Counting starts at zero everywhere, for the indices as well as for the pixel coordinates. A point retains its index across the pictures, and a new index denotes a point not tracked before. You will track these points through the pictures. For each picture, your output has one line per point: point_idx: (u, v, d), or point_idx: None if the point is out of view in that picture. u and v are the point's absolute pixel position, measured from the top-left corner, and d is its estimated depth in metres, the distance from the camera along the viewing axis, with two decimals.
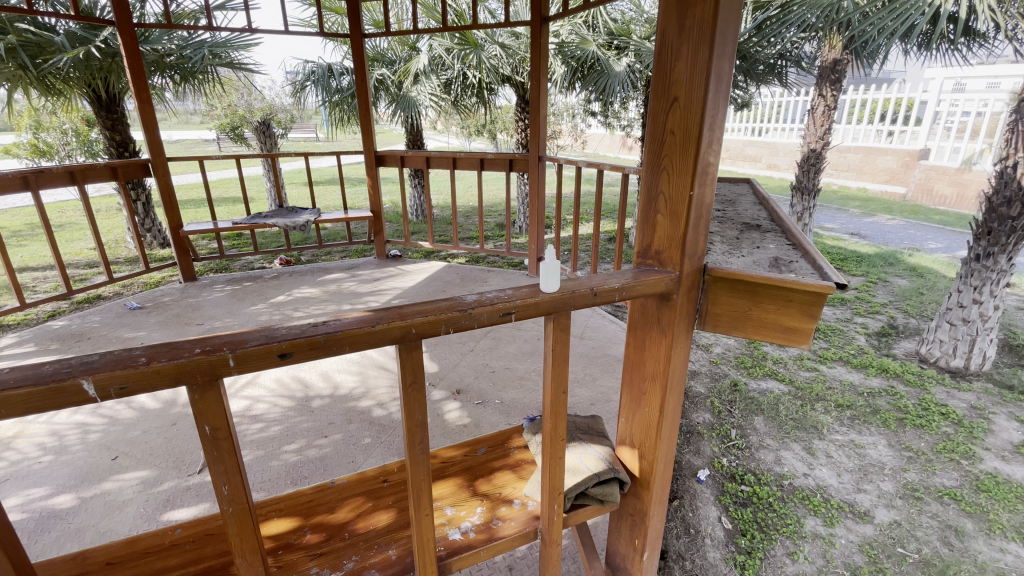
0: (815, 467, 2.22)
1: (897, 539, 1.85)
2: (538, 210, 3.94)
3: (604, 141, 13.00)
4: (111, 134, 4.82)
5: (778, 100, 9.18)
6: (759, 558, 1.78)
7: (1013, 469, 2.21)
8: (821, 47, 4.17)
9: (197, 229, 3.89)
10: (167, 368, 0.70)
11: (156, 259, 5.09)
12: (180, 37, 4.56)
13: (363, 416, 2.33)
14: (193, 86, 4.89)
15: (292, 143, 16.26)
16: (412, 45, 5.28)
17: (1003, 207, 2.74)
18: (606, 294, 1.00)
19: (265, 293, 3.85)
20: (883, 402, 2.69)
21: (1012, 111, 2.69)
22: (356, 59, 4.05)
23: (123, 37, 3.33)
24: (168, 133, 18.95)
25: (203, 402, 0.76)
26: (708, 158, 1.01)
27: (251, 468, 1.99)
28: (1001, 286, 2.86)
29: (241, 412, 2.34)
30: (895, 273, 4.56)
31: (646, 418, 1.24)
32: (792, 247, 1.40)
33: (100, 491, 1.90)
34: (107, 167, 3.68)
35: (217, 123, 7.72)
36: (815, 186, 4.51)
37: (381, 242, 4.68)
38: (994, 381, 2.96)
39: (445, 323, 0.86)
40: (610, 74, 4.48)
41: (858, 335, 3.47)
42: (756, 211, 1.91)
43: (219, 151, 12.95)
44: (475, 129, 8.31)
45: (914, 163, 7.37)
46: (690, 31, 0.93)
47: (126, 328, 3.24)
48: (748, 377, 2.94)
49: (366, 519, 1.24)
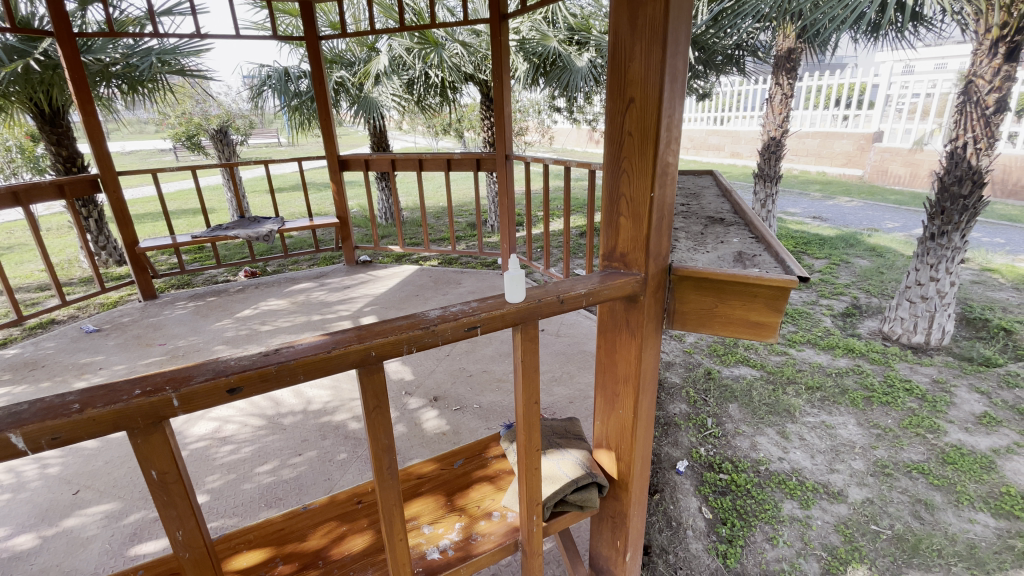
0: (789, 450, 2.26)
1: (870, 516, 1.90)
2: (507, 209, 3.89)
3: (571, 136, 13.11)
4: (57, 149, 4.58)
5: (739, 89, 9.34)
6: (739, 546, 1.80)
7: (975, 441, 2.29)
8: (775, 37, 4.24)
9: (155, 245, 3.72)
10: (103, 414, 0.65)
11: (112, 278, 4.87)
12: (125, 45, 4.34)
13: (338, 431, 2.27)
14: (143, 96, 4.68)
15: (252, 150, 15.77)
16: (371, 45, 5.14)
17: (955, 187, 2.85)
18: (573, 300, 0.98)
19: (231, 307, 3.72)
20: (850, 381, 2.77)
21: (960, 93, 2.78)
22: (313, 62, 3.92)
23: (62, 47, 3.14)
24: (122, 145, 18.25)
25: (147, 445, 0.71)
26: (667, 158, 1.00)
27: (222, 493, 1.92)
28: (956, 262, 2.97)
29: (210, 435, 2.26)
30: (856, 254, 4.71)
31: (620, 420, 1.23)
32: (755, 240, 1.42)
33: (61, 529, 1.80)
34: (53, 185, 3.46)
35: (172, 132, 7.43)
36: (775, 173, 4.60)
37: (349, 248, 4.57)
38: (953, 355, 3.07)
39: (407, 343, 0.83)
40: (572, 70, 4.49)
41: (824, 317, 3.56)
42: (720, 204, 1.94)
43: (176, 160, 12.55)
44: (441, 128, 8.20)
45: (869, 145, 7.67)
46: (642, 30, 0.92)
47: (83, 353, 3.09)
48: (721, 365, 2.99)
49: (340, 544, 1.20)
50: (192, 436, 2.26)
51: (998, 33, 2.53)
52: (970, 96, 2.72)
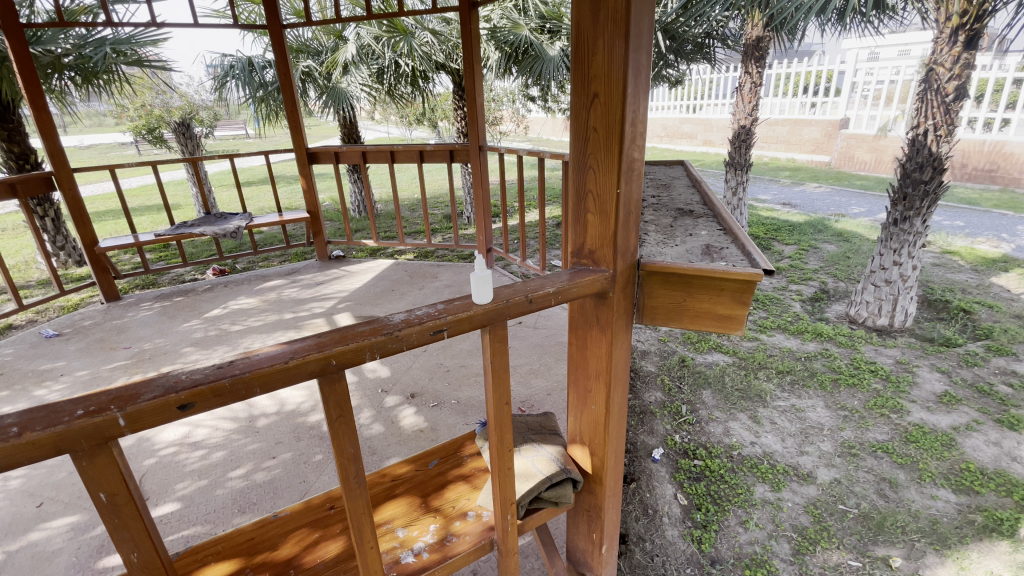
0: (761, 435, 2.32)
1: (838, 496, 1.97)
2: (483, 200, 3.85)
3: (546, 125, 13.12)
4: (9, 146, 4.35)
5: (709, 76, 9.43)
6: (713, 530, 1.84)
7: (937, 419, 2.38)
8: (744, 25, 4.26)
9: (116, 244, 3.56)
10: (44, 438, 0.62)
11: (72, 279, 4.68)
12: (77, 34, 4.12)
13: (313, 431, 2.23)
14: (98, 87, 4.46)
15: (217, 144, 15.23)
16: (338, 33, 4.99)
17: (917, 172, 2.93)
18: (541, 299, 0.97)
19: (199, 307, 3.61)
20: (819, 364, 2.85)
21: (922, 80, 2.85)
22: (278, 52, 3.78)
23: (9, 39, 2.96)
24: (81, 139, 17.69)
25: (93, 468, 0.68)
26: (633, 154, 0.99)
27: (193, 499, 1.87)
28: (918, 246, 3.07)
29: (180, 441, 2.19)
30: (824, 239, 4.83)
31: (593, 416, 1.23)
32: (723, 232, 1.44)
33: (25, 543, 1.73)
34: (4, 184, 3.27)
35: (130, 125, 7.09)
36: (746, 161, 4.65)
37: (321, 243, 4.46)
38: (915, 336, 3.18)
39: (369, 349, 0.81)
40: (545, 59, 4.46)
41: (793, 302, 3.65)
42: (689, 195, 1.96)
43: (137, 154, 12.11)
44: (414, 118, 8.06)
45: (836, 132, 7.84)
46: (604, 24, 0.90)
47: (43, 359, 2.96)
48: (694, 352, 3.04)
49: (312, 551, 1.18)
50: (161, 443, 2.19)
51: (958, 21, 2.59)
52: (930, 84, 2.79)
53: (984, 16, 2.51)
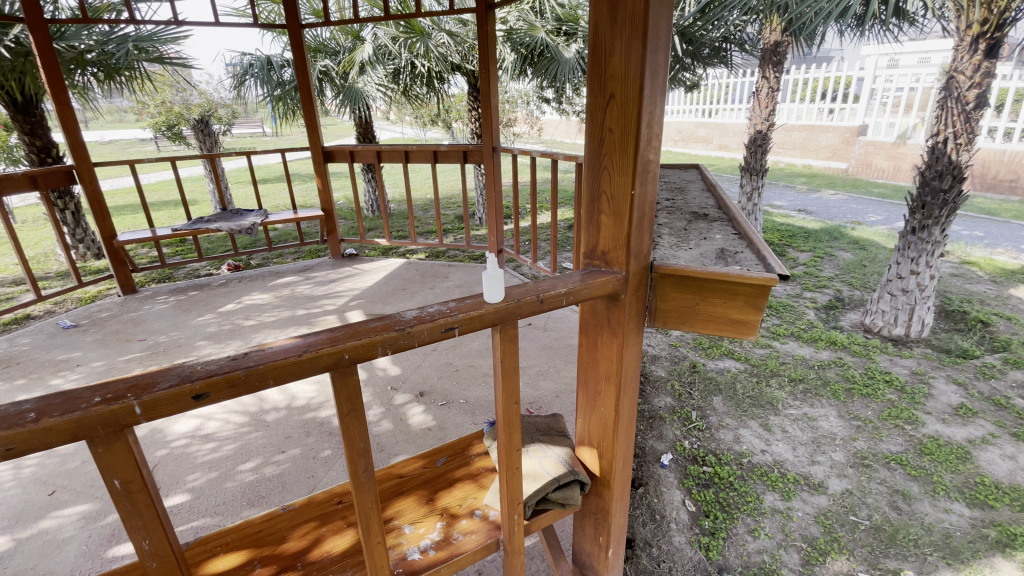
0: (771, 443, 2.29)
1: (849, 507, 1.94)
2: (495, 201, 3.85)
3: (560, 127, 13.13)
4: (31, 139, 4.44)
5: (726, 81, 9.35)
6: (721, 538, 1.81)
7: (952, 432, 2.33)
8: (762, 30, 4.22)
9: (133, 238, 3.61)
10: (61, 425, 0.63)
11: (90, 272, 4.77)
12: (101, 32, 4.19)
13: (322, 427, 2.24)
14: (119, 83, 4.53)
15: (234, 140, 15.45)
16: (355, 34, 5.03)
17: (936, 181, 2.88)
18: (553, 299, 0.97)
19: (213, 301, 3.66)
20: (832, 373, 2.81)
21: (943, 87, 2.80)
22: (295, 52, 3.81)
23: (34, 34, 3.02)
24: (103, 134, 18.08)
25: (109, 454, 0.69)
26: (648, 155, 0.99)
27: (203, 491, 1.89)
28: (936, 256, 3.01)
29: (191, 433, 2.22)
30: (840, 247, 4.76)
31: (602, 418, 1.22)
32: (738, 236, 1.42)
33: (37, 530, 1.76)
34: (26, 177, 3.34)
35: (151, 122, 7.20)
36: (762, 167, 4.60)
37: (334, 241, 4.49)
38: (932, 347, 3.12)
39: (381, 345, 0.81)
40: (560, 61, 4.44)
41: (807, 310, 3.60)
42: (705, 199, 1.95)
43: (157, 150, 12.34)
44: (429, 118, 8.11)
45: (854, 139, 7.74)
46: (622, 24, 0.90)
47: (60, 349, 3.01)
48: (706, 358, 3.01)
49: (320, 545, 1.19)
50: (173, 434, 2.22)
51: (979, 29, 2.54)
52: (951, 91, 2.74)
53: (1007, 24, 2.47)
